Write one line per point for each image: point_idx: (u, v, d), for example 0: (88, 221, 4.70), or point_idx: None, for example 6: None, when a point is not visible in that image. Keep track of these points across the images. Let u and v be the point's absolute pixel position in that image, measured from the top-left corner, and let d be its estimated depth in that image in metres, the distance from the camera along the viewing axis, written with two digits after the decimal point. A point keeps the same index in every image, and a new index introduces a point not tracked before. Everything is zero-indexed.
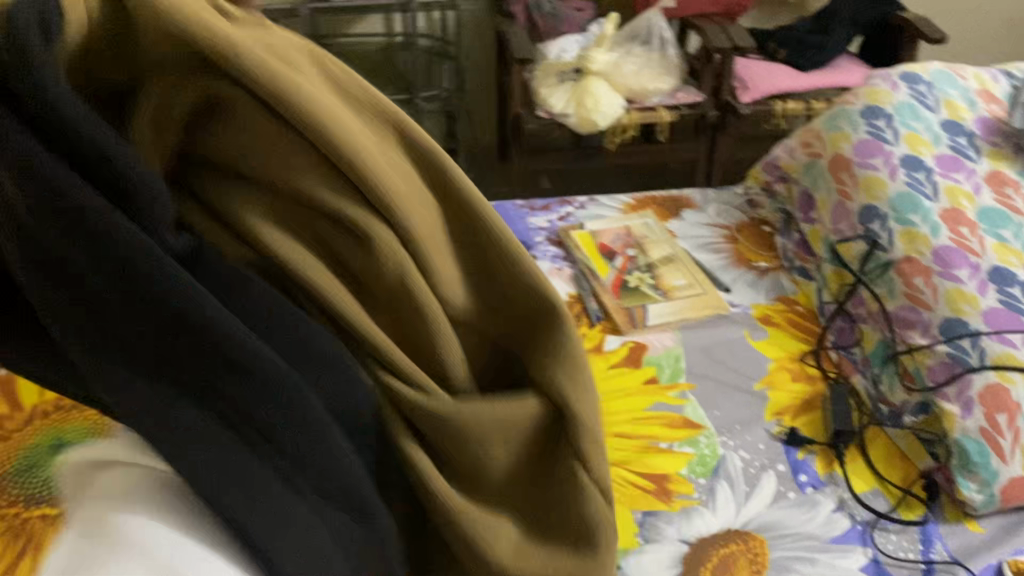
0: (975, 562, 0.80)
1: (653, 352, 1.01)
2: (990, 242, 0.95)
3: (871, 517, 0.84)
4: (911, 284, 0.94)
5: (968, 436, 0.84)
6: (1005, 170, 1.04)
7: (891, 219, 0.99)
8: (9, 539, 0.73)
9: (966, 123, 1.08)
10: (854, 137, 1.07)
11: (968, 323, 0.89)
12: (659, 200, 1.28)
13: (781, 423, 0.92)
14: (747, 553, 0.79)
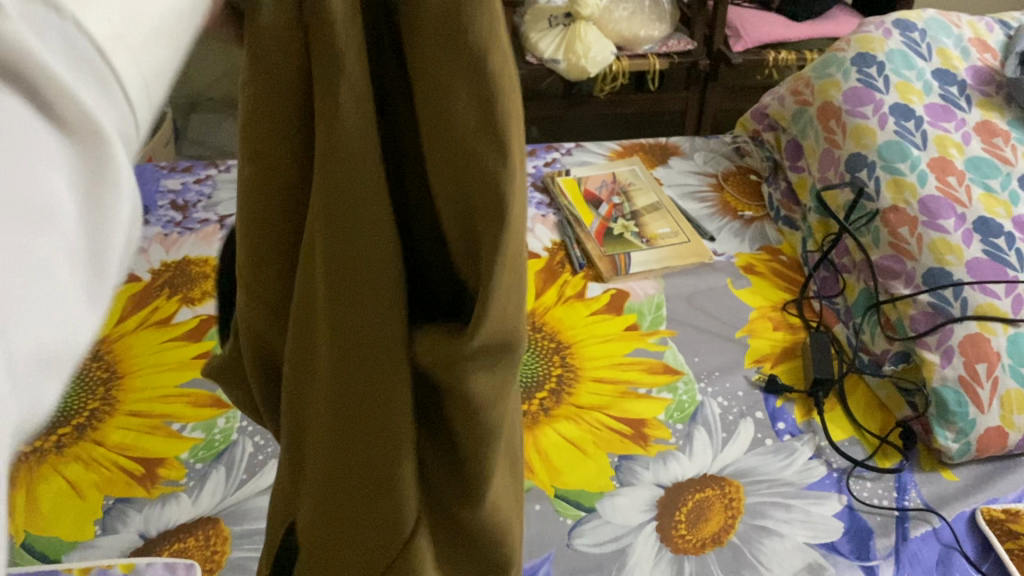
0: (949, 510, 0.80)
1: (635, 300, 1.00)
2: (978, 192, 0.94)
3: (848, 464, 0.83)
4: (896, 233, 0.93)
5: (947, 385, 0.83)
6: (996, 120, 1.02)
7: (878, 168, 0.97)
8: (137, 477, 0.79)
9: (959, 72, 1.06)
10: (844, 85, 1.05)
11: (951, 273, 0.88)
12: (646, 147, 1.26)
13: (760, 371, 0.92)
14: (723, 498, 0.79)
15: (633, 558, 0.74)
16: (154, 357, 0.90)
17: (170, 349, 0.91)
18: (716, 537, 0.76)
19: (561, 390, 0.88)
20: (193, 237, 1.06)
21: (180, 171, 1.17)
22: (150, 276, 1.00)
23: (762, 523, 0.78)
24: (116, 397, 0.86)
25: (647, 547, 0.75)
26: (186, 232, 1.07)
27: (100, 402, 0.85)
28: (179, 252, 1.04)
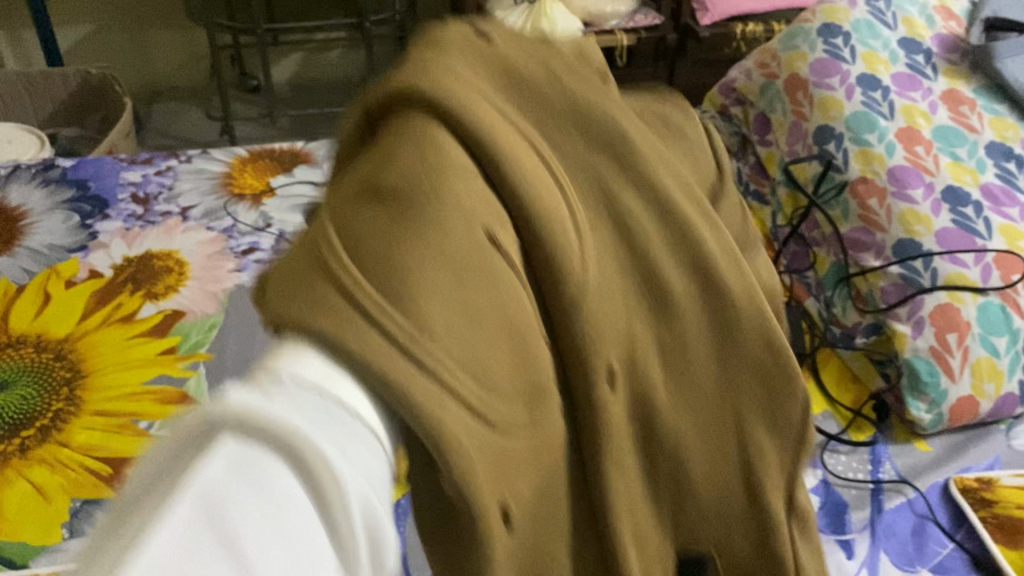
0: (922, 481, 0.80)
1: None
2: (945, 161, 0.94)
3: (821, 439, 0.83)
4: (865, 206, 0.93)
5: (919, 356, 0.83)
6: (962, 88, 1.01)
7: (846, 139, 0.97)
8: (102, 477, 0.78)
9: (924, 40, 1.06)
10: (810, 56, 1.04)
11: (920, 244, 0.88)
12: None
13: None
14: None
15: None
16: (118, 355, 0.88)
17: (135, 346, 0.90)
18: None
19: None
20: (154, 230, 1.04)
21: (140, 162, 1.15)
22: (112, 272, 0.98)
23: None
24: (80, 397, 0.84)
25: None
26: (147, 226, 1.05)
27: (65, 404, 0.83)
28: (141, 246, 1.02)
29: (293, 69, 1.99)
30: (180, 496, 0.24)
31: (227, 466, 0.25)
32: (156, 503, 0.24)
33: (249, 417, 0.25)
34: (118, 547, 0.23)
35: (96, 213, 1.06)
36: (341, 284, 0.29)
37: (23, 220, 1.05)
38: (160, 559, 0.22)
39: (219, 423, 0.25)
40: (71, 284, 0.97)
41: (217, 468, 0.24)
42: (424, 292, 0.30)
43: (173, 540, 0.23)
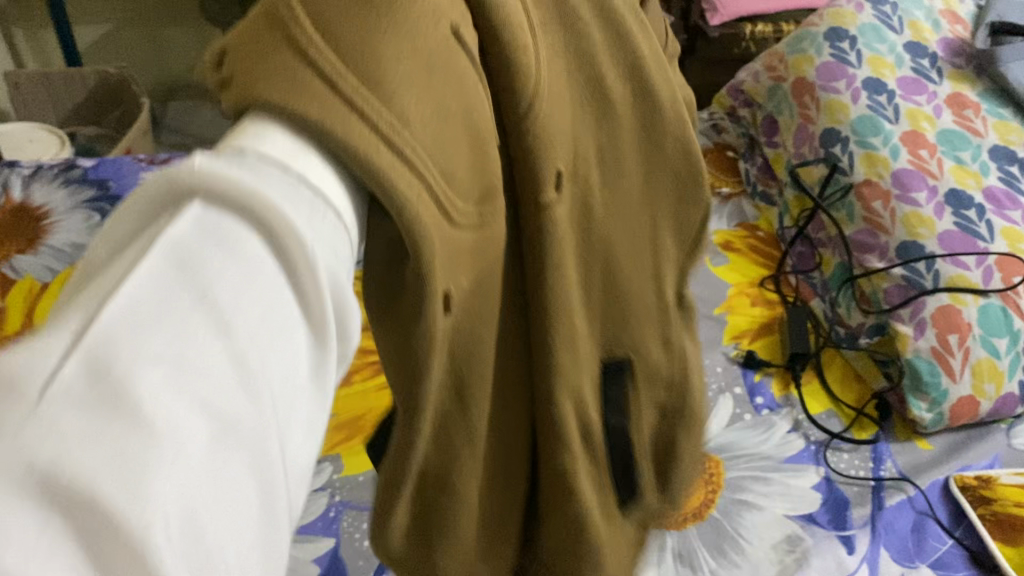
0: (923, 479, 0.82)
1: None
2: (949, 164, 0.95)
3: (825, 437, 0.85)
4: (870, 208, 0.95)
5: (920, 356, 0.85)
6: (967, 92, 1.03)
7: (852, 143, 0.98)
8: None
9: (930, 44, 1.07)
10: (817, 60, 1.06)
11: (923, 246, 0.90)
12: None
13: (738, 347, 0.94)
14: (703, 474, 0.81)
15: None
16: None
17: None
18: (697, 512, 0.78)
19: None
20: None
21: (158, 162, 1.17)
22: None
23: (742, 496, 0.80)
24: None
25: None
26: None
27: None
28: None
29: None
30: (150, 249, 0.20)
31: (195, 224, 0.21)
32: (121, 258, 0.20)
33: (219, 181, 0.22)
34: (76, 301, 0.19)
35: None
36: (303, 49, 0.25)
37: (45, 219, 1.07)
38: (132, 307, 0.19)
39: (180, 182, 0.21)
40: None
41: (186, 228, 0.21)
42: (390, 54, 0.26)
43: (148, 287, 0.19)
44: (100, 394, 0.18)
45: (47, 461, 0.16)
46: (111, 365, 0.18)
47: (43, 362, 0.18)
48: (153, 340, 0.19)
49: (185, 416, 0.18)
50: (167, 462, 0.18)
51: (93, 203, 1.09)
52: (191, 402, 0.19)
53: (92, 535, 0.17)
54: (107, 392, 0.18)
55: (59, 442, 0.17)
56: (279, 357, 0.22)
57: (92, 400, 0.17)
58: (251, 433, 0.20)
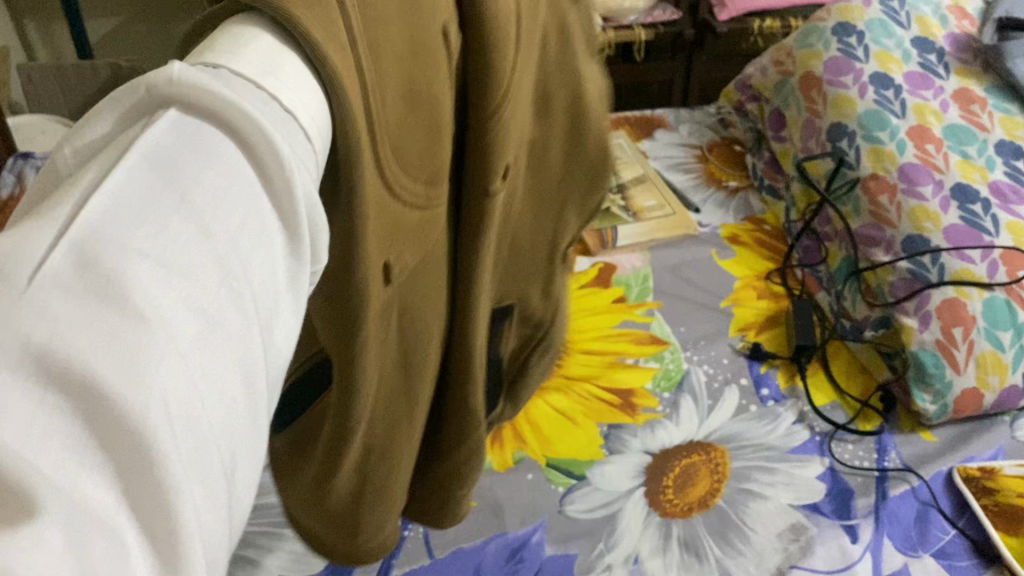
0: (927, 470, 0.83)
1: (622, 273, 1.02)
2: (955, 159, 0.96)
3: (829, 428, 0.86)
4: (876, 202, 0.95)
5: (925, 348, 0.86)
6: (974, 88, 1.04)
7: (858, 137, 0.99)
8: None
9: (937, 39, 1.07)
10: (825, 55, 1.06)
11: (928, 240, 0.90)
12: (632, 120, 1.26)
13: (744, 339, 0.95)
14: (709, 463, 0.82)
15: (622, 523, 0.77)
16: None
17: None
18: (703, 501, 0.79)
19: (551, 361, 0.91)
20: None
21: None
22: None
23: (747, 486, 0.81)
24: None
25: (637, 512, 0.78)
26: None
27: None
28: None
29: None
30: (128, 154, 0.21)
31: (170, 131, 0.22)
32: (100, 161, 0.21)
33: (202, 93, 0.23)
34: (61, 196, 0.20)
35: None
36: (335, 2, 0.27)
37: None
38: (116, 207, 0.20)
39: (159, 88, 0.22)
40: None
41: (163, 135, 0.22)
42: (387, 58, 0.31)
43: (128, 186, 0.20)
44: (89, 280, 0.18)
45: (42, 339, 0.17)
46: (100, 257, 0.19)
47: (32, 250, 0.19)
48: (134, 234, 0.20)
49: (168, 303, 0.19)
50: (158, 354, 0.19)
51: None
52: (174, 294, 0.19)
53: (89, 409, 0.18)
54: (93, 282, 0.18)
55: (50, 322, 0.18)
56: (254, 259, 0.23)
57: (83, 286, 0.18)
58: (227, 327, 0.21)
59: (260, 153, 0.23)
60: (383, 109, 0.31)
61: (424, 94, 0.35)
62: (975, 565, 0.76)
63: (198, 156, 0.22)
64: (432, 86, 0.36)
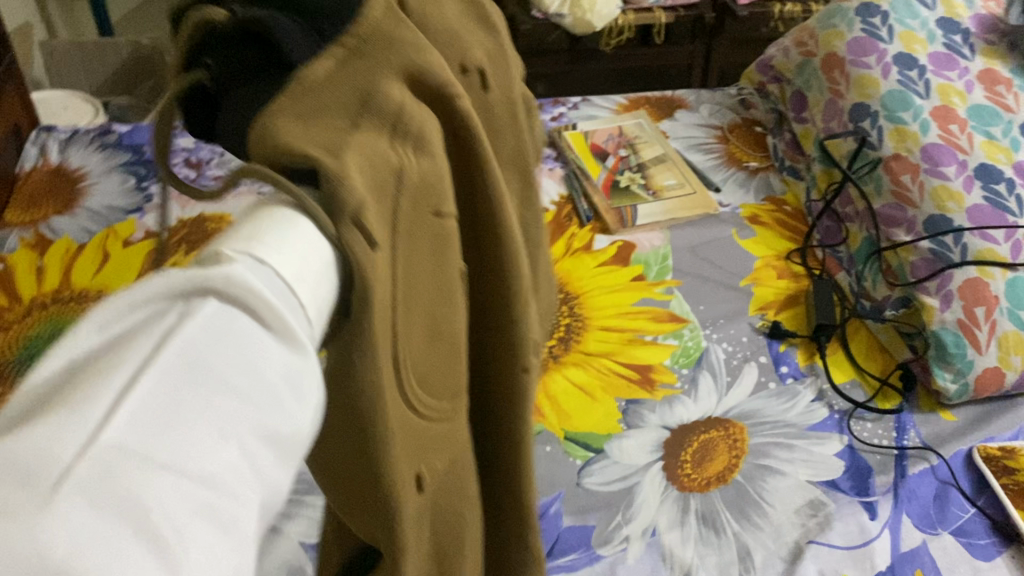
0: (947, 449, 0.83)
1: (641, 251, 1.02)
2: (980, 139, 0.95)
3: (849, 406, 0.86)
4: (898, 181, 0.95)
5: (946, 328, 0.86)
6: (999, 68, 1.03)
7: (881, 117, 0.99)
8: None
9: (962, 20, 1.07)
10: (848, 35, 1.06)
11: (951, 220, 0.90)
12: (652, 100, 1.26)
13: (764, 317, 0.94)
14: (727, 439, 0.82)
15: (640, 496, 0.77)
16: None
17: None
18: (721, 476, 0.79)
19: (570, 338, 0.91)
20: None
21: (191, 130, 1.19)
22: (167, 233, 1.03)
23: (765, 462, 0.80)
24: None
25: (654, 486, 0.78)
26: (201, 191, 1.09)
27: None
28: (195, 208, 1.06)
29: None
30: (163, 348, 0.23)
31: (207, 324, 0.24)
32: (134, 347, 0.22)
33: (243, 295, 0.25)
34: (81, 387, 0.21)
35: (151, 176, 1.11)
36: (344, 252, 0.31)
37: (82, 181, 1.09)
38: (136, 415, 0.21)
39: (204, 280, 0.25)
40: (128, 244, 1.01)
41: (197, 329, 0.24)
42: (400, 302, 0.35)
43: (160, 385, 0.22)
44: (102, 490, 0.19)
45: (62, 556, 0.18)
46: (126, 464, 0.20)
47: (59, 456, 0.19)
48: (161, 446, 0.21)
49: (180, 512, 0.20)
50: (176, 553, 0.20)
51: (129, 167, 1.11)
52: (192, 489, 0.21)
53: None
54: (118, 503, 0.19)
55: (69, 538, 0.18)
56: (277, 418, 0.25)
57: (102, 502, 0.19)
58: (240, 509, 0.22)
59: (285, 332, 0.26)
60: (406, 342, 0.36)
61: (433, 311, 0.39)
62: (994, 544, 0.75)
63: (213, 359, 0.23)
64: (442, 303, 0.39)
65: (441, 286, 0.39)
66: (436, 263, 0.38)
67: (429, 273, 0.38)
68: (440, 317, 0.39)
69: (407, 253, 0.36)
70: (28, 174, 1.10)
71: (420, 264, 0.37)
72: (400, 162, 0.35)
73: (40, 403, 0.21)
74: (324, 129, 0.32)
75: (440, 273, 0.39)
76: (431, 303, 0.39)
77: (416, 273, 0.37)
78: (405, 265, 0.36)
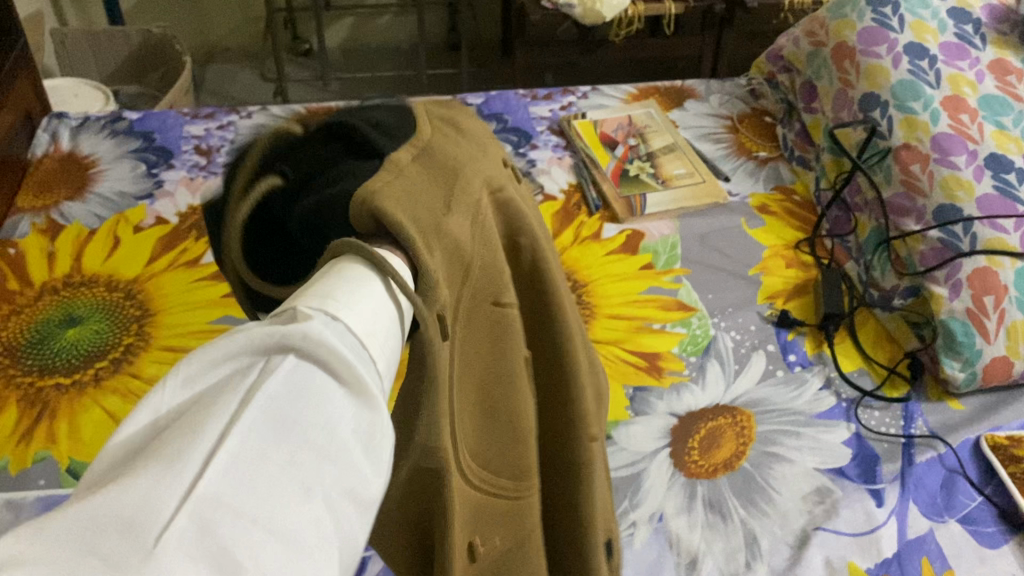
0: (954, 437, 0.83)
1: (650, 240, 1.02)
2: (990, 129, 0.95)
3: (856, 395, 0.86)
4: (908, 171, 0.94)
5: (955, 317, 0.86)
6: (1010, 59, 1.03)
7: (891, 107, 0.98)
8: (28, 405, 0.82)
9: (974, 10, 1.06)
10: (859, 25, 1.05)
11: (961, 209, 0.90)
12: (662, 90, 1.26)
13: (773, 306, 0.94)
14: (734, 426, 0.82)
15: (647, 482, 0.78)
16: (183, 296, 0.93)
17: (201, 288, 0.95)
18: (728, 463, 0.79)
19: None
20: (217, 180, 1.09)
21: (202, 117, 1.19)
22: (177, 219, 1.03)
23: (772, 449, 0.81)
24: (148, 332, 0.89)
25: (661, 472, 0.78)
26: (210, 176, 1.10)
27: (136, 338, 0.89)
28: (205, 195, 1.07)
29: (345, 33, 2.03)
30: (247, 404, 0.25)
31: (284, 381, 0.27)
32: (218, 407, 0.25)
33: (316, 353, 0.28)
34: (176, 441, 0.24)
35: (162, 162, 1.11)
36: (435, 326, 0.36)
37: (93, 167, 1.10)
38: (225, 463, 0.24)
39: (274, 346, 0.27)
40: (139, 230, 1.02)
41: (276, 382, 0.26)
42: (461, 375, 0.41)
43: (244, 441, 0.24)
44: (198, 527, 0.22)
45: None
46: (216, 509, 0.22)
47: (159, 510, 0.22)
48: (246, 492, 0.23)
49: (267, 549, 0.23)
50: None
51: (140, 154, 1.12)
52: (275, 537, 0.23)
53: None
54: (208, 549, 0.22)
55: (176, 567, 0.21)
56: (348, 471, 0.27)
57: (196, 545, 0.22)
58: (319, 558, 0.24)
59: (355, 383, 0.28)
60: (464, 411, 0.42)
61: (491, 379, 0.44)
62: (1001, 532, 0.76)
63: (290, 410, 0.26)
64: (501, 377, 0.45)
65: (501, 359, 0.45)
66: (496, 339, 0.44)
67: (489, 348, 0.44)
68: (500, 386, 0.45)
69: (471, 328, 0.42)
70: (39, 160, 1.11)
71: (481, 341, 0.43)
72: (470, 257, 0.41)
73: (140, 459, 0.23)
74: (426, 208, 0.38)
75: (501, 354, 0.45)
76: (489, 375, 0.44)
77: (474, 348, 0.43)
78: (468, 343, 0.42)
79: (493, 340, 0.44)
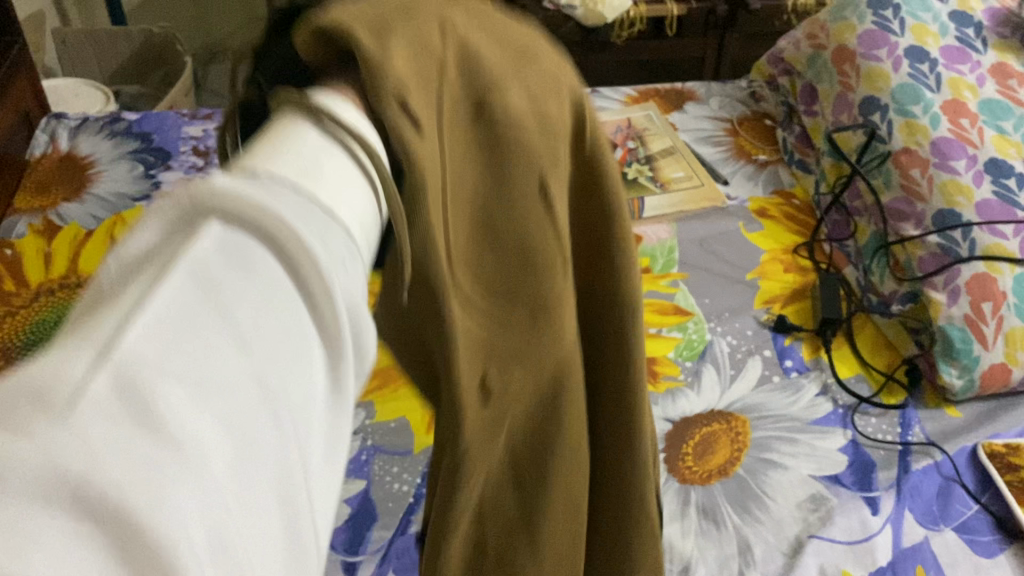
0: (951, 445, 0.82)
1: (647, 243, 1.01)
2: (991, 134, 0.94)
3: (853, 401, 0.85)
4: (907, 176, 0.94)
5: (953, 323, 0.85)
6: (1012, 63, 1.02)
7: (891, 110, 0.98)
8: None
9: (975, 13, 1.05)
10: (860, 28, 1.05)
11: (961, 214, 0.89)
12: (662, 92, 1.25)
13: (770, 311, 0.94)
14: (729, 432, 0.82)
15: None
16: None
17: None
18: (722, 468, 0.79)
19: None
20: None
21: (200, 117, 1.19)
22: None
23: (767, 455, 0.80)
24: None
25: None
26: None
27: None
28: None
29: None
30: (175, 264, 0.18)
31: (226, 240, 0.20)
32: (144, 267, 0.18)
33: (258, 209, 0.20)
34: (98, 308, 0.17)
35: (159, 163, 1.11)
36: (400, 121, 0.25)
37: (91, 168, 1.10)
38: (152, 329, 0.17)
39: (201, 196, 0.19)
40: None
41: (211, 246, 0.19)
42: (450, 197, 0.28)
43: (171, 308, 0.18)
44: (122, 403, 0.16)
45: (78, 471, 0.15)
46: (133, 376, 0.16)
47: (67, 380, 0.15)
48: (177, 367, 0.17)
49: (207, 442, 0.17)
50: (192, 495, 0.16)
51: (138, 154, 1.12)
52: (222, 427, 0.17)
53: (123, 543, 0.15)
54: (137, 417, 0.16)
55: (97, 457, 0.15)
56: (297, 377, 0.20)
57: (120, 416, 0.16)
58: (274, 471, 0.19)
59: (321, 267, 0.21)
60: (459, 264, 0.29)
61: (505, 217, 0.31)
62: (997, 541, 0.75)
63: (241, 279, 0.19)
64: (524, 214, 0.31)
65: (517, 184, 0.31)
66: (508, 146, 0.30)
67: (496, 163, 0.30)
68: (524, 225, 0.31)
69: (460, 143, 0.29)
70: (37, 161, 1.11)
71: (486, 154, 0.30)
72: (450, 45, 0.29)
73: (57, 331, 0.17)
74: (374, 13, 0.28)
75: (517, 169, 0.31)
76: (496, 213, 0.31)
77: (468, 164, 0.30)
78: (457, 167, 0.30)
79: (510, 152, 0.30)
